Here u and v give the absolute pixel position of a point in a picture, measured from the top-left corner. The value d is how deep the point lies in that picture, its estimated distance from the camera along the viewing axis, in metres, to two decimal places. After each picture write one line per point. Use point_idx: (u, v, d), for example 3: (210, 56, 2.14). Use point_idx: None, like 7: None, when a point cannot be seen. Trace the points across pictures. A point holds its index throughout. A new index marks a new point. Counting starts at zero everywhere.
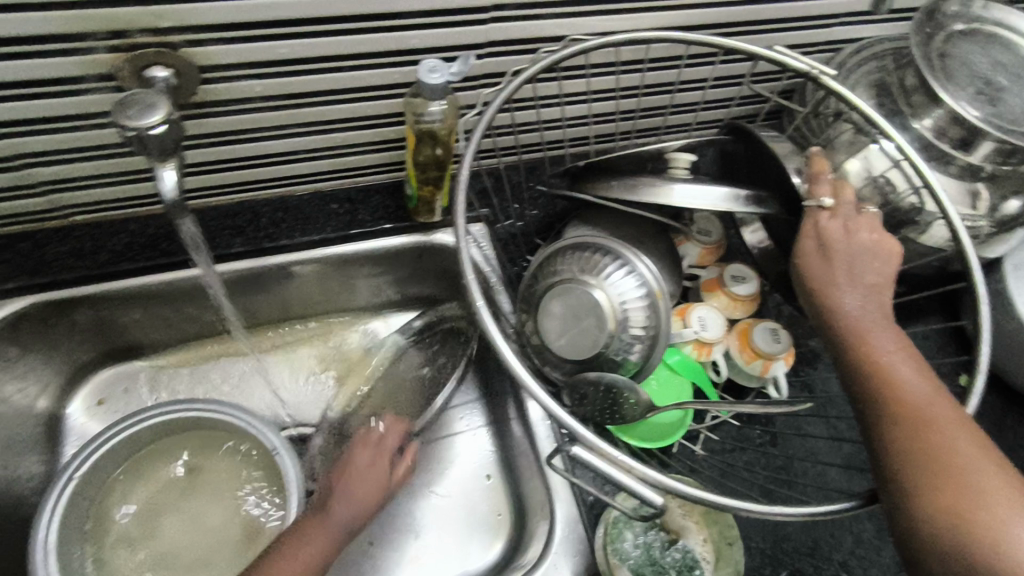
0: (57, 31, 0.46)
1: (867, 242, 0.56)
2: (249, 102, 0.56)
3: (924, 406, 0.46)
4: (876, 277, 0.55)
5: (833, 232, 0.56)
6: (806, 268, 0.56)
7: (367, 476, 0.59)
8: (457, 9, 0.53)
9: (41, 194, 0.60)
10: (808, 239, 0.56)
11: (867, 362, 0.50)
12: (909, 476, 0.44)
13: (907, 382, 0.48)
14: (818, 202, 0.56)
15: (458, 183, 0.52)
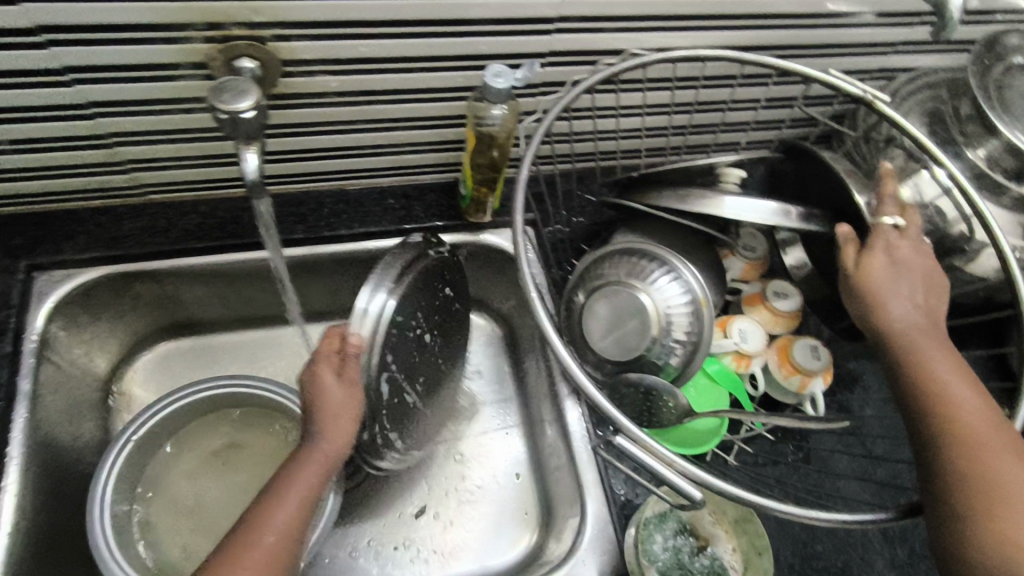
0: (162, 20, 0.50)
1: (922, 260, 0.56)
2: (324, 97, 0.59)
3: (980, 429, 0.47)
4: (932, 298, 0.55)
5: (894, 252, 0.55)
6: (870, 279, 0.55)
7: (333, 395, 0.53)
8: (527, 20, 0.56)
9: (125, 171, 0.64)
10: (877, 252, 0.55)
11: (924, 380, 0.50)
12: (961, 498, 0.45)
13: (960, 401, 0.48)
14: (892, 220, 0.56)
15: (517, 184, 0.54)
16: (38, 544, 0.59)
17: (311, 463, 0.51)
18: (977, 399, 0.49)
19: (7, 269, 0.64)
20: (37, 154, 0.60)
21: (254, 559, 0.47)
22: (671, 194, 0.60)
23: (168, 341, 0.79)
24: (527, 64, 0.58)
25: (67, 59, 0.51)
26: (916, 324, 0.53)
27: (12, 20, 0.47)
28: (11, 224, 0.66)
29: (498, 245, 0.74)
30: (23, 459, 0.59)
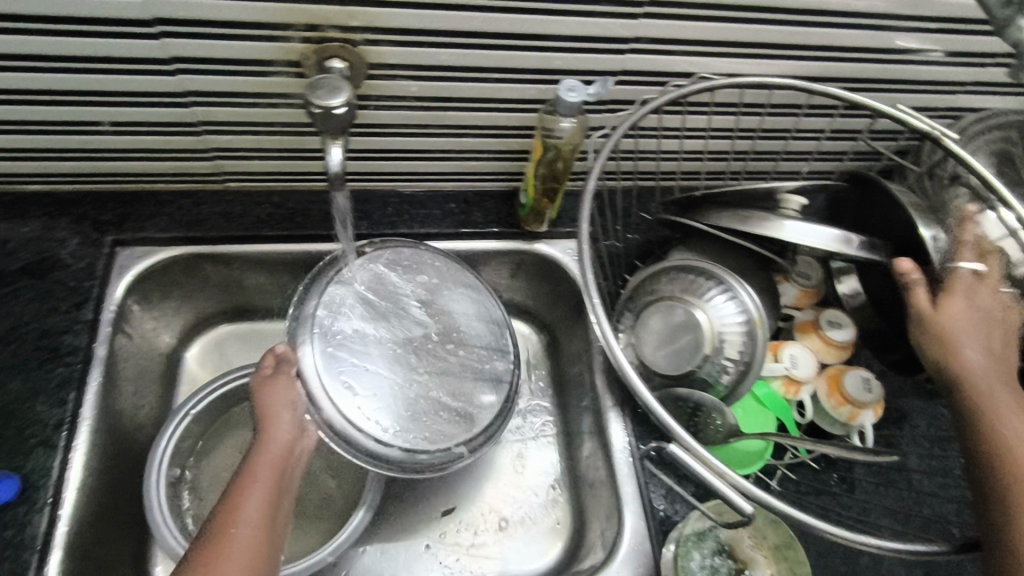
0: (267, 19, 0.53)
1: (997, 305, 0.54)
2: (403, 100, 0.63)
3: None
4: (1003, 346, 0.54)
5: (973, 296, 0.54)
6: (945, 318, 0.54)
7: (270, 401, 0.55)
8: (603, 39, 0.59)
9: (211, 158, 0.68)
10: (958, 293, 0.54)
11: (993, 429, 0.49)
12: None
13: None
14: (972, 265, 0.55)
15: (585, 195, 0.56)
16: (100, 504, 0.61)
17: (264, 460, 0.51)
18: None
19: (95, 242, 0.68)
20: (134, 137, 0.64)
21: (228, 558, 0.44)
22: (731, 215, 0.61)
23: (227, 323, 0.81)
24: (601, 80, 0.60)
25: (175, 50, 0.55)
26: (990, 371, 0.52)
27: (133, 12, 0.52)
28: (101, 201, 0.70)
29: (551, 255, 0.76)
30: (94, 419, 0.61)
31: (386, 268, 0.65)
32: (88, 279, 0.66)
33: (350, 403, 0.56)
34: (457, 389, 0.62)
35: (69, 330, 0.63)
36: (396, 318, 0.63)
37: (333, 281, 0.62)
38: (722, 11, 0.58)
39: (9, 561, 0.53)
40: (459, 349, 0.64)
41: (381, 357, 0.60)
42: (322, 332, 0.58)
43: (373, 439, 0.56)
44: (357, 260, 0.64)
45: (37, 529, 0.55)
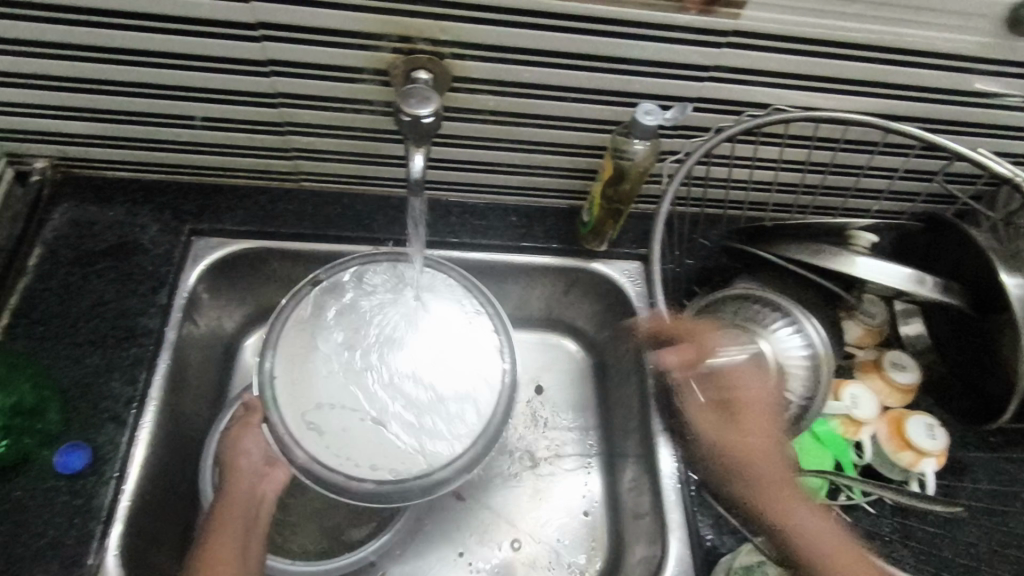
0: (363, 30, 0.56)
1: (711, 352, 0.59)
2: (480, 114, 0.64)
3: (757, 443, 0.55)
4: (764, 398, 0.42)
5: None
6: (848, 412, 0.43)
7: (233, 452, 0.62)
8: (684, 65, 0.59)
9: (290, 158, 0.71)
10: None
11: None
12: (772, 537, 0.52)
13: (727, 432, 0.56)
14: None
15: (657, 220, 0.58)
16: (162, 484, 0.63)
17: (231, 509, 0.59)
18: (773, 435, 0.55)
19: (173, 230, 0.71)
20: (221, 132, 0.67)
21: None
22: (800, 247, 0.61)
23: None
24: (679, 105, 0.61)
25: (272, 53, 0.58)
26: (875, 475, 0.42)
27: (239, 15, 0.54)
28: (183, 192, 0.73)
29: (607, 274, 0.76)
30: (159, 400, 0.63)
31: (357, 298, 0.64)
32: (165, 264, 0.69)
33: (316, 443, 0.56)
34: (430, 413, 0.59)
35: (145, 312, 0.66)
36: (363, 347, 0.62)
37: (294, 318, 0.62)
38: (806, 45, 0.58)
39: (76, 529, 0.55)
40: (431, 371, 0.61)
41: (346, 391, 0.59)
42: (279, 376, 0.59)
43: (344, 474, 0.55)
44: (325, 293, 0.63)
45: (103, 500, 0.56)
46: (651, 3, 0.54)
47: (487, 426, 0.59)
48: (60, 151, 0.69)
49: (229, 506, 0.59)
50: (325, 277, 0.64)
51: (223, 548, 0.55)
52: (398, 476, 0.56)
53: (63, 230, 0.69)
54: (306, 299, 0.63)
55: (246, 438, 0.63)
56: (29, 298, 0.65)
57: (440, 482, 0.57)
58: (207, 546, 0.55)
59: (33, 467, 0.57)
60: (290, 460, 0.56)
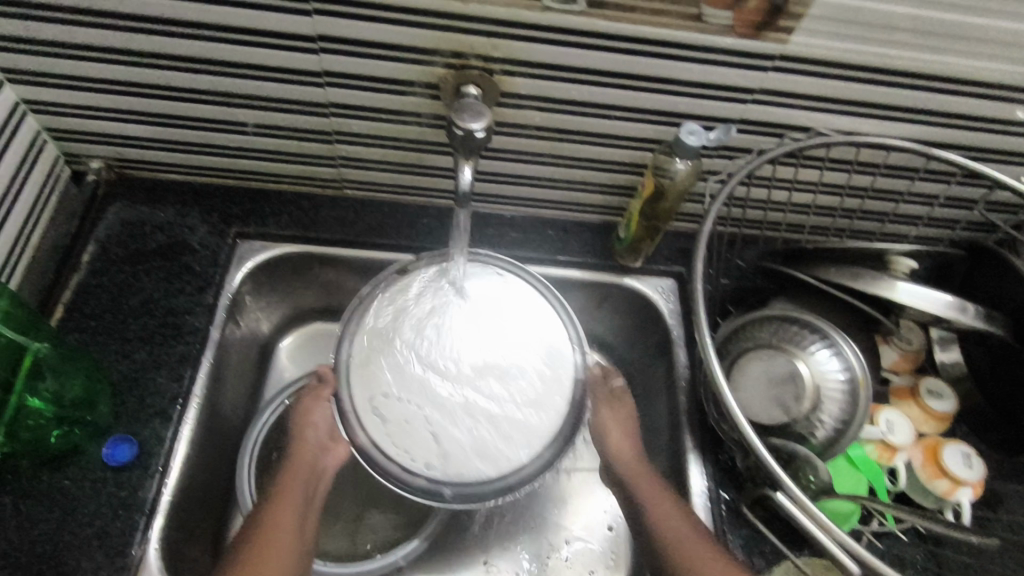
0: (418, 45, 0.57)
1: (616, 423, 0.69)
2: (524, 129, 0.66)
3: (648, 488, 0.63)
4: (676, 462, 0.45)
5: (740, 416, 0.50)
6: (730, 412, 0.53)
7: (301, 420, 0.63)
8: (728, 87, 0.61)
9: (336, 166, 0.73)
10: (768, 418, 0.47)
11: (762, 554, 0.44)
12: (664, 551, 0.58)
13: (641, 479, 0.64)
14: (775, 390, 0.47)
15: (699, 239, 0.59)
16: (202, 480, 0.64)
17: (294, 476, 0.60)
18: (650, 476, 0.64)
19: (220, 232, 0.73)
20: (272, 139, 0.69)
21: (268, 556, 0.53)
22: (841, 271, 0.61)
23: (316, 321, 0.82)
24: (722, 126, 0.62)
25: (328, 65, 0.60)
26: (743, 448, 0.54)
27: (300, 28, 0.56)
28: (231, 196, 0.75)
29: (639, 289, 0.77)
30: (203, 398, 0.64)
31: (438, 292, 0.65)
32: (212, 265, 0.71)
33: (378, 429, 0.58)
34: (492, 417, 0.60)
35: (191, 311, 0.68)
36: (438, 341, 0.63)
37: (377, 305, 0.63)
38: (851, 71, 0.59)
39: (121, 521, 0.57)
40: (501, 375, 0.62)
41: (415, 383, 0.60)
42: (356, 360, 0.61)
43: (399, 463, 0.57)
44: (407, 284, 0.65)
45: (147, 493, 0.58)
46: (700, 26, 0.55)
47: (550, 438, 0.59)
48: (116, 153, 0.72)
49: (292, 474, 0.60)
50: (409, 268, 0.66)
51: (283, 513, 0.57)
52: (448, 480, 0.56)
53: (115, 229, 0.71)
54: (391, 288, 0.65)
55: (314, 408, 0.64)
56: (82, 293, 0.67)
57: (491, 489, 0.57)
58: (267, 510, 0.57)
59: (81, 458, 0.59)
60: (353, 440, 0.58)
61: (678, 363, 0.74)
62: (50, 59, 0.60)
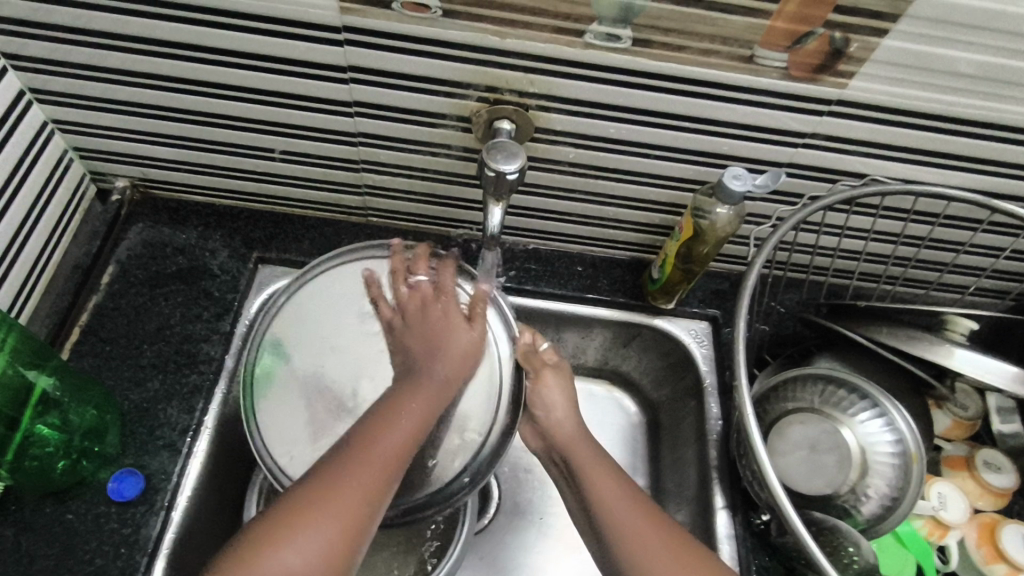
0: (450, 78, 0.55)
1: (561, 394, 0.64)
2: (559, 165, 0.62)
3: (627, 513, 0.54)
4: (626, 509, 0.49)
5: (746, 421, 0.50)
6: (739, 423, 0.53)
7: (434, 328, 0.59)
8: (778, 130, 0.57)
9: (361, 194, 0.70)
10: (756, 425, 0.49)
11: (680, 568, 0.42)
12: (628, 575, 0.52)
13: (589, 463, 0.59)
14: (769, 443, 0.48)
15: (743, 290, 0.55)
16: (207, 517, 0.62)
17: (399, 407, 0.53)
18: (609, 469, 0.59)
19: (241, 256, 0.71)
20: (298, 165, 0.67)
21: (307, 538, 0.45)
22: (895, 331, 0.57)
23: None
24: (772, 171, 0.58)
25: (357, 94, 0.57)
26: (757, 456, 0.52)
27: (329, 58, 0.54)
28: (253, 218, 0.73)
29: (670, 331, 0.72)
30: (214, 429, 0.62)
31: (356, 290, 0.65)
32: (231, 291, 0.69)
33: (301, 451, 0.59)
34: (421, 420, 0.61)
35: (206, 338, 0.66)
36: (357, 343, 0.63)
37: (293, 308, 0.64)
38: (916, 118, 0.55)
39: (121, 560, 0.55)
40: None
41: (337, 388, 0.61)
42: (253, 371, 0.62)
43: None
44: (330, 283, 0.65)
45: (150, 532, 0.56)
46: (753, 68, 0.52)
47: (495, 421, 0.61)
48: (141, 173, 0.70)
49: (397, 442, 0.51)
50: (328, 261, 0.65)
51: (378, 459, 0.50)
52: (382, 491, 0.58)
53: (136, 250, 0.70)
54: (304, 292, 0.65)
55: (457, 318, 0.61)
56: (99, 315, 0.66)
57: (440, 499, 0.58)
58: (357, 454, 0.50)
59: (86, 491, 0.57)
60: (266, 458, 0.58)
61: (709, 414, 0.68)
62: (80, 81, 0.59)
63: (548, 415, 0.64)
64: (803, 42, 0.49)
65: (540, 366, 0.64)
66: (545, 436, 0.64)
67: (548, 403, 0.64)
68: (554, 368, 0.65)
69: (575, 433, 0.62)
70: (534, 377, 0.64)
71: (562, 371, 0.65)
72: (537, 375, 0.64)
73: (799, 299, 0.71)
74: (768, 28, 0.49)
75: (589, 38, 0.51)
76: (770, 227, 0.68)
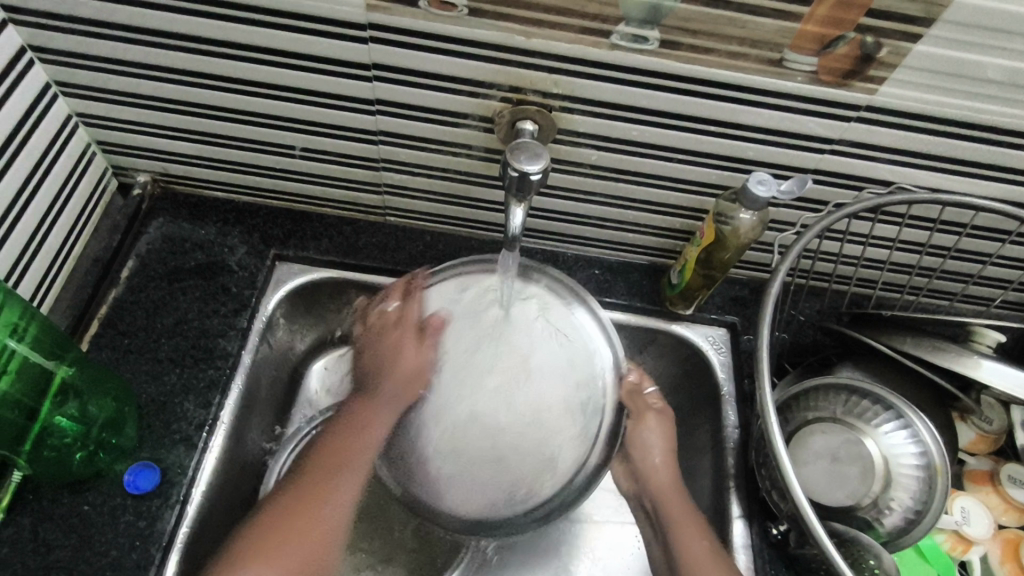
0: (475, 78, 0.55)
1: (658, 437, 0.64)
2: (580, 167, 0.62)
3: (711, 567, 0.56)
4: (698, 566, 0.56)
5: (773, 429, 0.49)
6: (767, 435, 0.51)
7: (388, 347, 0.62)
8: (804, 136, 0.56)
9: (381, 193, 0.70)
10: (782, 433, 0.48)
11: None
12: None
13: (680, 513, 0.60)
14: (791, 455, 0.47)
15: (767, 297, 0.54)
16: (222, 512, 0.62)
17: (351, 433, 0.60)
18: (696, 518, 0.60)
19: (260, 253, 0.71)
20: (318, 163, 0.67)
21: (278, 561, 0.52)
22: (920, 341, 0.56)
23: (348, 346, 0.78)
24: (797, 177, 0.57)
25: (381, 93, 0.57)
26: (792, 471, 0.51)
27: (355, 56, 0.54)
28: (272, 216, 0.73)
29: (688, 338, 0.71)
30: (230, 424, 0.62)
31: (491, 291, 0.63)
32: (249, 287, 0.69)
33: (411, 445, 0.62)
34: (512, 432, 0.61)
35: (224, 334, 0.66)
36: (471, 336, 0.62)
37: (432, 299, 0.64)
38: (945, 126, 0.54)
39: (137, 552, 0.55)
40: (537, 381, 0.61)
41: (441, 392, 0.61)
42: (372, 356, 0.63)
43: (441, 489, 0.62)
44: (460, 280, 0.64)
45: (165, 526, 0.56)
46: (781, 72, 0.51)
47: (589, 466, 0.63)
48: (162, 168, 0.71)
49: (350, 437, 0.60)
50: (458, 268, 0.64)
51: (331, 453, 0.59)
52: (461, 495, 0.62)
53: (155, 245, 0.70)
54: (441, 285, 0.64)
55: (410, 342, 0.62)
56: (118, 308, 0.66)
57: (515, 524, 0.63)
58: (330, 450, 0.59)
59: (103, 483, 0.57)
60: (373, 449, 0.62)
61: (726, 423, 0.67)
62: (106, 75, 0.60)
63: (644, 459, 0.64)
64: (833, 46, 0.49)
65: (644, 408, 0.64)
66: (635, 478, 0.65)
67: (645, 445, 0.64)
68: (657, 411, 0.64)
69: (670, 479, 0.63)
70: (636, 419, 0.64)
71: (664, 414, 0.65)
72: (639, 415, 0.64)
73: (820, 308, 0.70)
74: (798, 31, 0.48)
75: (615, 38, 0.50)
76: (793, 234, 0.67)
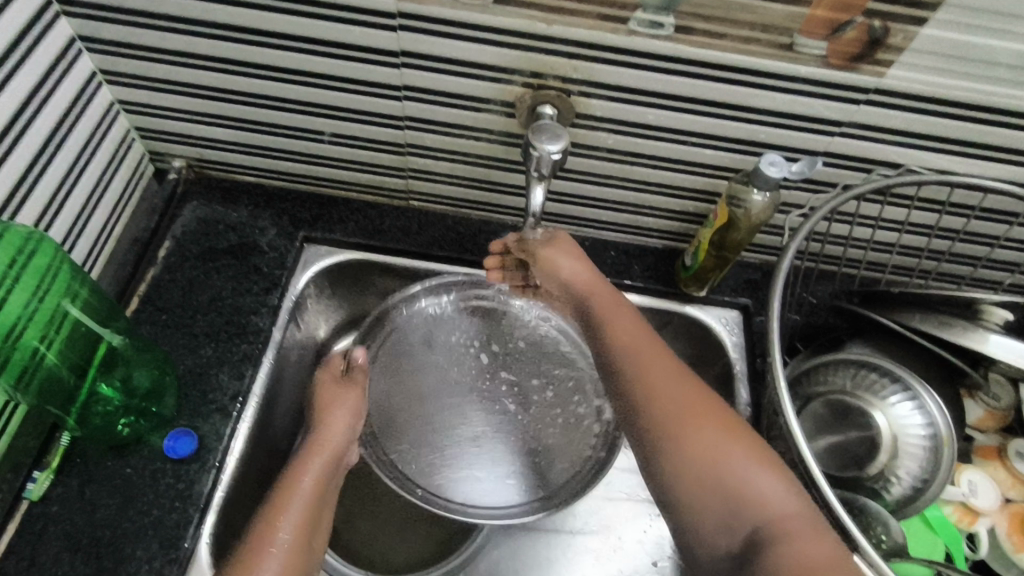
0: (499, 63, 0.57)
1: (571, 254, 0.63)
2: (597, 151, 0.64)
3: (686, 407, 0.52)
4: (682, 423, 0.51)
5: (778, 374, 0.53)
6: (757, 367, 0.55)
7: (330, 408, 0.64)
8: (815, 119, 0.58)
9: (404, 178, 0.73)
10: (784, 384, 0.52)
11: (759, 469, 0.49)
12: (668, 453, 0.51)
13: (638, 347, 0.56)
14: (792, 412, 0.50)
15: (778, 273, 0.56)
16: (255, 479, 0.65)
17: (301, 490, 0.57)
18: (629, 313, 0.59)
19: (289, 235, 0.74)
20: (346, 149, 0.70)
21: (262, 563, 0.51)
22: (928, 318, 0.58)
23: None
24: (806, 159, 0.59)
25: (408, 79, 0.60)
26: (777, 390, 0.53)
27: (383, 43, 0.57)
28: (301, 200, 0.77)
29: (701, 319, 0.73)
30: (262, 396, 0.65)
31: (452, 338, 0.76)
32: (279, 267, 0.72)
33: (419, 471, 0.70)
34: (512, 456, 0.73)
35: (256, 311, 0.69)
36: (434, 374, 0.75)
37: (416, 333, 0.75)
38: (955, 108, 0.56)
39: (177, 512, 0.58)
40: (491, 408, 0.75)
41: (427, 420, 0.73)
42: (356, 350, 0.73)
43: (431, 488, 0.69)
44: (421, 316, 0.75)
45: (203, 488, 0.59)
46: (792, 56, 0.53)
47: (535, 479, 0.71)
48: (197, 153, 0.74)
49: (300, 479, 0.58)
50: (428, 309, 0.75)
51: (294, 510, 0.55)
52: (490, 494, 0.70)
53: (191, 227, 0.73)
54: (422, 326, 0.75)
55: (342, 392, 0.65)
56: (156, 287, 0.69)
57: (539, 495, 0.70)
58: (287, 486, 0.57)
59: (143, 448, 0.60)
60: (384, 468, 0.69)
61: (739, 401, 0.69)
62: (149, 64, 0.63)
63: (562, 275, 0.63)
64: (843, 28, 0.51)
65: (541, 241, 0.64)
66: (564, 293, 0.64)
67: (560, 263, 0.63)
68: (555, 240, 0.64)
69: (623, 312, 0.59)
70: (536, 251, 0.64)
71: (563, 241, 0.64)
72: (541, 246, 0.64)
73: (831, 290, 0.72)
74: (809, 15, 0.51)
75: (633, 24, 0.53)
76: (803, 216, 0.69)
